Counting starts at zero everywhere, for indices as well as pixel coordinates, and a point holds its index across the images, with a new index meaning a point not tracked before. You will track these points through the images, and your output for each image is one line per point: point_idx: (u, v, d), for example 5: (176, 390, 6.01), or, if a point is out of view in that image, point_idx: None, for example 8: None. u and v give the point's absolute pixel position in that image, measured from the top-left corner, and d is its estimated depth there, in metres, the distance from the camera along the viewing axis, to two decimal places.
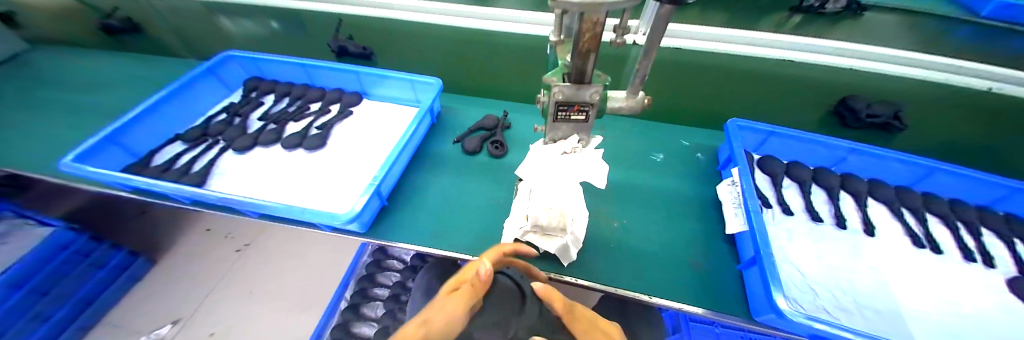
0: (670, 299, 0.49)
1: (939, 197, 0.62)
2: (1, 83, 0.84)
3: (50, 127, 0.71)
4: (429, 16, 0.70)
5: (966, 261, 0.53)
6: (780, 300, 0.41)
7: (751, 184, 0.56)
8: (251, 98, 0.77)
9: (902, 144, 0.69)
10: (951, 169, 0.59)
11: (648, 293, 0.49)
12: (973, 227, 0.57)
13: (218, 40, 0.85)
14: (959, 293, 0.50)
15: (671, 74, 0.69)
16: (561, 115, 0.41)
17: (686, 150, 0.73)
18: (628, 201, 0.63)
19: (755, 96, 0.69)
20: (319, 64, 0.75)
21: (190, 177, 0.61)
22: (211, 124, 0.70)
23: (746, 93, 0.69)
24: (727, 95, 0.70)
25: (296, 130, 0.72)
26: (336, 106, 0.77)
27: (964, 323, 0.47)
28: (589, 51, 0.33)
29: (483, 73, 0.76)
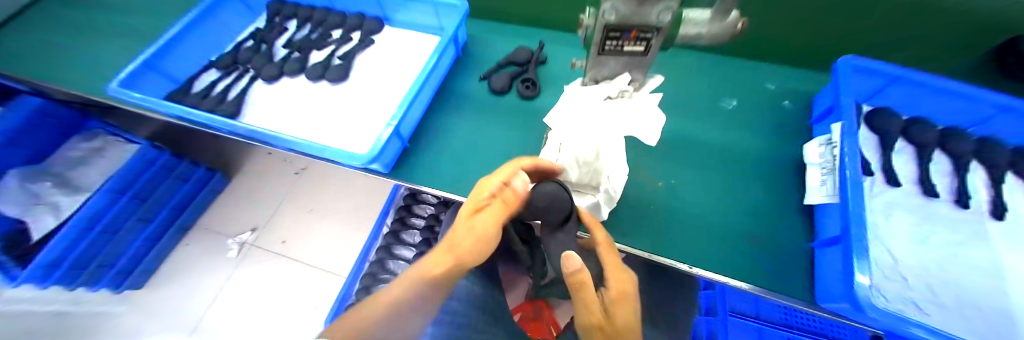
0: (713, 271, 0.39)
1: None
2: (61, 4, 0.91)
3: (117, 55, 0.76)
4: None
5: None
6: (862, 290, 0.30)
7: (857, 143, 0.38)
8: (275, 23, 0.73)
9: None
10: None
11: (687, 262, 0.39)
12: None
13: None
14: None
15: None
16: (609, 45, 0.26)
17: (769, 95, 0.53)
18: (683, 160, 0.48)
19: (874, 23, 0.47)
20: None
21: (225, 106, 0.59)
22: (240, 51, 0.68)
23: (866, 20, 0.47)
24: (848, 24, 0.48)
25: (318, 60, 0.65)
26: (357, 34, 0.69)
27: None
28: None
29: None
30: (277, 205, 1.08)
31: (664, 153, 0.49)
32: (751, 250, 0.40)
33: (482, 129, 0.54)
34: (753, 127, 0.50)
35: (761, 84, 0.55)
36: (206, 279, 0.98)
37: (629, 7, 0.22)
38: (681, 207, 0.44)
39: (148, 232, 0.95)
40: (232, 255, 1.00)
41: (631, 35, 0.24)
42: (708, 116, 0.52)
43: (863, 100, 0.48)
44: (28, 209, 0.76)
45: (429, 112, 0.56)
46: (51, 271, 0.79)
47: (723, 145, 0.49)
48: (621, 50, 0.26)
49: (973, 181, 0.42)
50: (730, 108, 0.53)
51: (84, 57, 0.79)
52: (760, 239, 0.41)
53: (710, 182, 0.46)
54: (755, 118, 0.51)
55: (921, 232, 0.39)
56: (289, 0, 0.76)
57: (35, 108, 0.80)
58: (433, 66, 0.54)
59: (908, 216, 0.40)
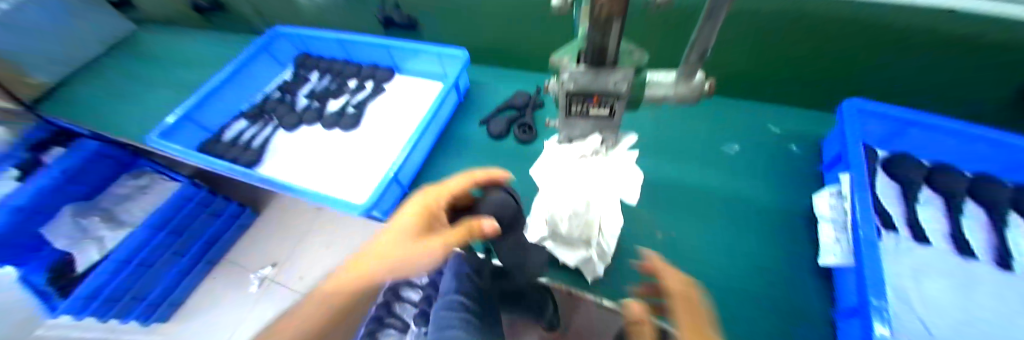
0: None
1: None
2: (129, 61, 1.06)
3: None
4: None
5: None
6: None
7: (868, 199, 0.35)
8: (300, 75, 0.80)
9: None
10: None
11: None
12: None
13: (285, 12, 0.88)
14: None
15: (758, 40, 0.47)
16: (575, 109, 0.26)
17: (775, 139, 0.51)
18: (683, 208, 0.46)
19: (892, 60, 0.44)
20: (353, 38, 0.73)
21: (249, 154, 0.65)
22: (267, 101, 0.75)
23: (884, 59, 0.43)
24: (854, 63, 0.45)
25: (334, 108, 0.70)
26: (370, 83, 0.74)
27: None
28: (610, 22, 0.18)
29: (517, 41, 0.64)
30: (298, 240, 1.11)
31: (661, 200, 0.47)
32: (757, 312, 0.37)
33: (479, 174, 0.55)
34: (759, 174, 0.48)
35: (765, 127, 0.53)
36: (226, 313, 1.01)
37: (586, 78, 0.22)
38: (678, 260, 0.42)
39: (180, 266, 0.99)
40: (253, 290, 1.04)
41: (594, 101, 0.24)
42: (710, 162, 0.50)
43: (878, 144, 0.45)
44: (76, 242, 0.85)
45: (429, 158, 0.58)
46: (89, 303, 0.83)
47: (725, 192, 0.47)
48: (587, 112, 0.26)
49: (1016, 237, 0.38)
50: (734, 153, 0.51)
51: (141, 107, 0.91)
52: (766, 302, 0.37)
53: (710, 233, 0.43)
54: (761, 164, 0.49)
55: (960, 299, 0.35)
56: (313, 53, 0.84)
57: (92, 150, 0.87)
58: (434, 114, 0.57)
59: (941, 279, 0.35)
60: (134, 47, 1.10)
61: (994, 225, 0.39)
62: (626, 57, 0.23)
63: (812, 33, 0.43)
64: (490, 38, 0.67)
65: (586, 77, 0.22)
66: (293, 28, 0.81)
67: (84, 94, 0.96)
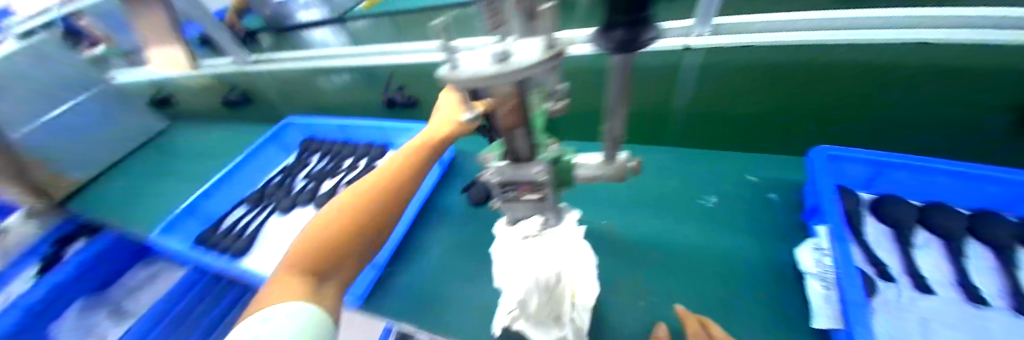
0: None
1: None
2: (159, 155, 1.18)
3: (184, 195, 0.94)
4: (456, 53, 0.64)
5: None
6: None
7: (849, 252, 0.33)
8: (303, 158, 0.87)
9: None
10: None
11: None
12: None
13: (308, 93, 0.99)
14: None
15: (730, 85, 0.49)
16: (509, 195, 0.27)
17: (753, 189, 0.50)
18: (663, 266, 0.44)
19: (873, 96, 0.44)
20: (355, 123, 0.82)
21: (240, 241, 0.67)
22: (267, 186, 0.80)
23: (861, 96, 0.44)
24: (834, 99, 0.45)
25: (327, 189, 0.74)
26: (363, 160, 0.79)
27: None
28: (513, 127, 0.21)
29: None
30: None
31: (642, 258, 0.46)
32: None
33: (459, 244, 0.55)
34: (739, 225, 0.46)
35: (741, 175, 0.53)
36: None
37: (508, 170, 0.25)
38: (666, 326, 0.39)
39: None
40: None
41: (522, 189, 0.26)
42: (688, 216, 0.50)
43: (861, 186, 0.44)
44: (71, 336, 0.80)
45: (411, 231, 0.59)
46: None
47: (705, 248, 0.45)
48: (521, 197, 0.28)
49: None
50: (711, 206, 0.50)
51: (162, 198, 0.99)
52: None
53: (696, 294, 0.41)
54: (740, 214, 0.48)
55: None
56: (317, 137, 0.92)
57: (108, 241, 0.92)
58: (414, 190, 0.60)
59: (962, 336, 0.31)
60: (165, 141, 1.23)
61: (1004, 265, 0.35)
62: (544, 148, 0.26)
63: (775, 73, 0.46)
64: None
65: (507, 170, 0.25)
66: (303, 118, 0.91)
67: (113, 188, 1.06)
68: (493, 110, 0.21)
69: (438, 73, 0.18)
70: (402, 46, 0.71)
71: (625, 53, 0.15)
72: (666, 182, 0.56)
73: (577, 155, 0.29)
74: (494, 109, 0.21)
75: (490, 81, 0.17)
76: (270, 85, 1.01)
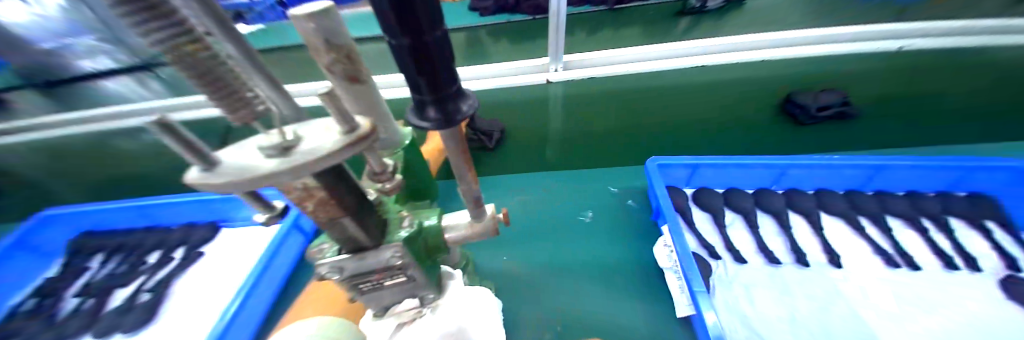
0: None
1: (895, 194, 0.51)
2: None
3: None
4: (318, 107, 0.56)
5: (948, 269, 0.43)
6: None
7: (683, 241, 0.40)
8: (74, 264, 0.60)
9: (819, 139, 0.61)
10: (896, 162, 0.48)
11: None
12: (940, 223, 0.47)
13: (84, 169, 0.71)
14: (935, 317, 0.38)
15: (586, 113, 0.56)
16: (365, 286, 0.23)
17: (612, 199, 0.58)
18: (552, 290, 0.46)
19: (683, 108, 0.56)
20: (155, 201, 0.59)
21: None
22: (12, 318, 0.53)
23: (677, 109, 0.56)
24: (661, 113, 0.56)
25: (121, 301, 0.53)
26: (182, 250, 0.59)
27: None
28: (337, 218, 0.17)
29: None
30: None
31: (542, 286, 0.46)
32: None
33: None
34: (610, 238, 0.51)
35: (605, 188, 0.60)
36: None
37: (351, 263, 0.20)
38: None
39: None
40: None
41: (380, 279, 0.22)
42: (568, 233, 0.53)
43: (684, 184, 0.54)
44: None
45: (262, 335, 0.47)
46: None
47: (587, 264, 0.48)
48: (383, 283, 0.23)
49: (799, 235, 0.47)
50: (588, 221, 0.55)
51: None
52: None
53: (585, 313, 0.43)
54: (608, 225, 0.53)
55: (786, 306, 0.40)
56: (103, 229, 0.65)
57: None
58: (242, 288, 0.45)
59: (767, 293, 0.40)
60: None
61: (784, 229, 0.48)
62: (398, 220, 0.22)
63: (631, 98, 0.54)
64: None
65: (351, 264, 0.20)
66: (67, 206, 0.63)
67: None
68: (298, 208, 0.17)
69: (184, 181, 0.12)
70: None
71: (444, 121, 0.14)
72: (543, 204, 0.59)
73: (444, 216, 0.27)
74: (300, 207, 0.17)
75: (274, 182, 0.13)
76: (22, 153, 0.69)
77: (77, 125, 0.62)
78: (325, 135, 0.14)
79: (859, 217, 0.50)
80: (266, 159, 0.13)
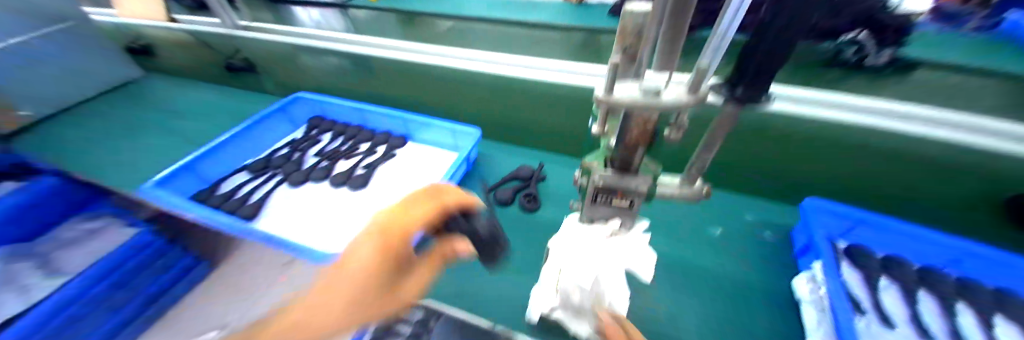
0: None
1: None
2: (137, 109, 1.14)
3: (172, 159, 0.93)
4: (452, 61, 0.74)
5: None
6: None
7: (839, 284, 0.44)
8: (312, 135, 0.85)
9: (990, 241, 0.57)
10: None
11: None
12: None
13: (314, 75, 1.00)
14: None
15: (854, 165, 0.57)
16: (599, 199, 0.32)
17: (747, 228, 0.64)
18: (674, 281, 0.55)
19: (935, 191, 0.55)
20: (371, 109, 0.82)
21: (246, 208, 0.64)
22: (274, 157, 0.77)
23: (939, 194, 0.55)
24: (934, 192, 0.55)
25: (344, 168, 0.73)
26: (382, 148, 0.80)
27: None
28: (638, 147, 0.26)
29: (511, 115, 0.79)
30: None
31: (651, 285, 0.55)
32: None
33: None
34: (710, 249, 0.61)
35: (740, 216, 0.66)
36: None
37: (614, 178, 0.29)
38: (683, 335, 0.48)
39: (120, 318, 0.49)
40: None
41: (617, 195, 0.30)
42: (687, 242, 0.62)
43: (839, 236, 0.54)
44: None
45: None
46: None
47: (723, 273, 0.56)
48: (611, 202, 0.32)
49: (966, 325, 0.44)
50: (715, 234, 0.63)
51: (138, 155, 0.94)
52: None
53: (696, 303, 0.52)
54: (729, 247, 0.61)
55: None
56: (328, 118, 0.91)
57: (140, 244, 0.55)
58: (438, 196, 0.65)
59: None
60: (138, 99, 1.18)
61: (908, 301, 0.47)
62: (664, 184, 0.33)
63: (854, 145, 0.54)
64: (500, 117, 0.81)
65: (616, 178, 0.28)
66: (314, 95, 0.90)
67: (81, 136, 1.01)
68: (623, 135, 0.25)
69: (597, 94, 0.23)
70: (425, 47, 0.78)
71: (741, 97, 0.22)
72: (691, 212, 0.68)
73: (662, 184, 0.33)
74: (628, 136, 0.25)
75: (646, 113, 0.22)
76: (271, 61, 1.03)
77: (314, 36, 0.89)
78: (677, 97, 0.22)
79: (961, 303, 0.47)
80: (644, 94, 0.22)
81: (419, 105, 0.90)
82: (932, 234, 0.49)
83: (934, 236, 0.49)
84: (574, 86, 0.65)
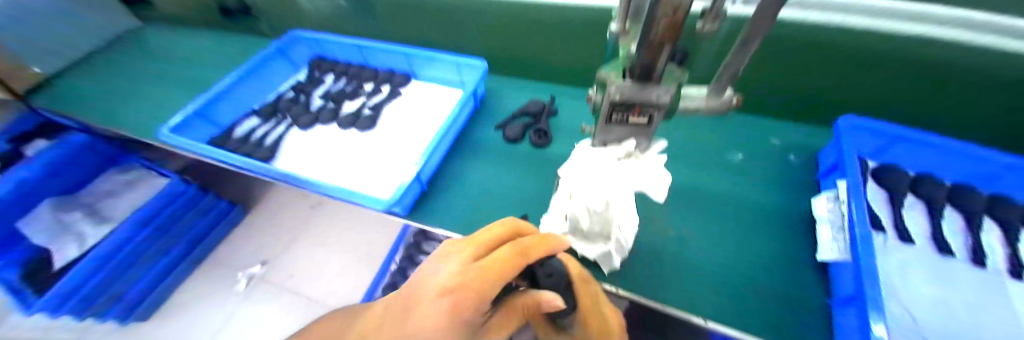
0: (718, 320, 0.43)
1: None
2: (140, 60, 1.12)
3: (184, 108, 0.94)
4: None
5: None
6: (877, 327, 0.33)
7: (863, 202, 0.43)
8: (315, 77, 0.83)
9: None
10: None
11: (693, 312, 0.43)
12: None
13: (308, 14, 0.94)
14: None
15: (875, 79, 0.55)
16: (616, 116, 0.30)
17: (768, 155, 0.61)
18: (686, 208, 0.55)
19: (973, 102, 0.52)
20: (371, 45, 0.77)
21: (261, 151, 0.65)
22: (281, 101, 0.76)
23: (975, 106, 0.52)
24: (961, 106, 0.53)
25: (351, 109, 0.72)
26: (386, 87, 0.77)
27: None
28: (663, 47, 0.23)
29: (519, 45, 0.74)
30: (293, 240, 1.15)
31: (663, 213, 0.55)
32: (761, 302, 0.44)
33: (498, 178, 0.62)
34: (726, 177, 0.59)
35: (761, 143, 0.63)
36: (212, 312, 1.03)
37: (635, 89, 0.26)
38: (690, 257, 0.49)
39: (161, 265, 1.02)
40: (239, 288, 1.06)
41: (636, 110, 0.29)
42: (703, 170, 0.61)
43: (869, 155, 0.53)
44: (56, 238, 0.87)
45: (428, 190, 0.60)
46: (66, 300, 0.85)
47: (738, 199, 0.56)
48: (628, 119, 0.30)
49: (988, 239, 0.44)
50: (735, 161, 0.61)
51: (150, 103, 0.95)
52: (737, 283, 0.46)
53: (707, 228, 0.53)
54: (747, 174, 0.59)
55: (938, 292, 0.41)
56: (328, 58, 0.87)
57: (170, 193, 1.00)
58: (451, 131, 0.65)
59: (922, 271, 0.42)
60: (138, 49, 1.16)
61: (931, 217, 0.47)
62: (689, 96, 0.31)
63: (885, 57, 0.51)
64: (507, 48, 0.76)
65: (635, 89, 0.26)
66: (310, 33, 0.84)
67: (90, 86, 1.01)
68: (645, 33, 0.22)
69: None
70: None
71: None
72: (709, 142, 0.65)
73: (684, 97, 0.31)
74: (650, 35, 0.22)
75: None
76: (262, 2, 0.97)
77: None
78: None
79: (988, 219, 0.46)
80: None
81: (421, 40, 0.84)
82: (976, 149, 0.46)
83: (978, 151, 0.46)
84: (588, 10, 0.60)
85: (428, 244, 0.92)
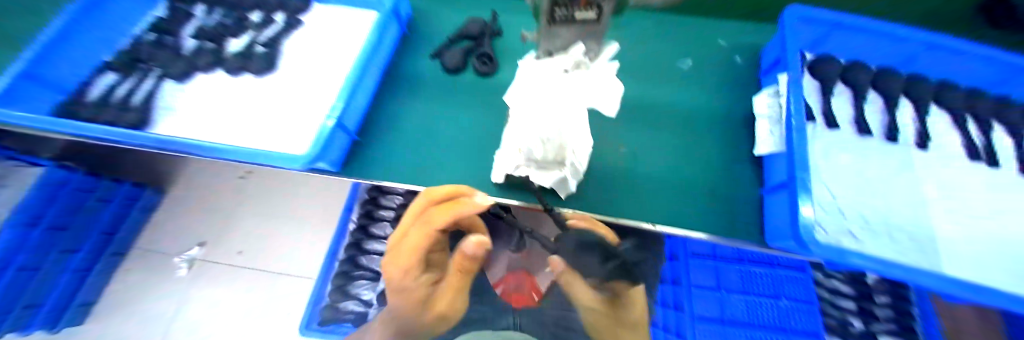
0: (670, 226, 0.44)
1: (983, 94, 0.50)
2: None
3: None
4: None
5: (971, 159, 0.46)
6: (804, 209, 0.35)
7: (800, 95, 0.43)
8: (178, 8, 0.64)
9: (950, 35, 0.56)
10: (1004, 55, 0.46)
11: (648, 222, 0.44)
12: (986, 123, 0.48)
13: None
14: (956, 185, 0.44)
15: None
16: (559, 13, 0.24)
17: (715, 59, 0.60)
18: (641, 123, 0.54)
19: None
20: None
21: (129, 114, 0.51)
22: (140, 46, 0.59)
23: None
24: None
25: (238, 48, 0.58)
26: (280, 16, 0.62)
27: (941, 217, 0.42)
28: None
29: None
30: (230, 214, 1.03)
31: (619, 131, 0.53)
32: (706, 202, 0.47)
33: (440, 114, 0.56)
34: (679, 86, 0.58)
35: (710, 47, 0.61)
36: (157, 303, 0.94)
37: None
38: (644, 171, 0.49)
39: (77, 263, 0.88)
40: (181, 273, 0.96)
41: (581, 2, 0.23)
42: (656, 83, 0.58)
43: (807, 49, 0.53)
44: None
45: (360, 138, 0.52)
46: None
47: (689, 108, 0.55)
48: (573, 16, 0.25)
49: (901, 115, 0.48)
50: (685, 68, 0.59)
51: None
52: (686, 189, 0.47)
53: (658, 140, 0.52)
54: (697, 81, 0.58)
55: (855, 169, 0.45)
56: None
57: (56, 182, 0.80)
58: (373, 66, 0.54)
59: (843, 153, 0.46)
60: None
61: (856, 100, 0.49)
62: None
63: None
64: None
65: None
66: None
67: None
68: None
69: None
70: None
71: None
72: (661, 51, 0.62)
73: None
74: None
75: None
76: None
77: None
78: None
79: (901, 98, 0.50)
80: None
81: None
82: (903, 30, 0.47)
83: (904, 32, 0.47)
84: None
85: (386, 198, 0.86)
